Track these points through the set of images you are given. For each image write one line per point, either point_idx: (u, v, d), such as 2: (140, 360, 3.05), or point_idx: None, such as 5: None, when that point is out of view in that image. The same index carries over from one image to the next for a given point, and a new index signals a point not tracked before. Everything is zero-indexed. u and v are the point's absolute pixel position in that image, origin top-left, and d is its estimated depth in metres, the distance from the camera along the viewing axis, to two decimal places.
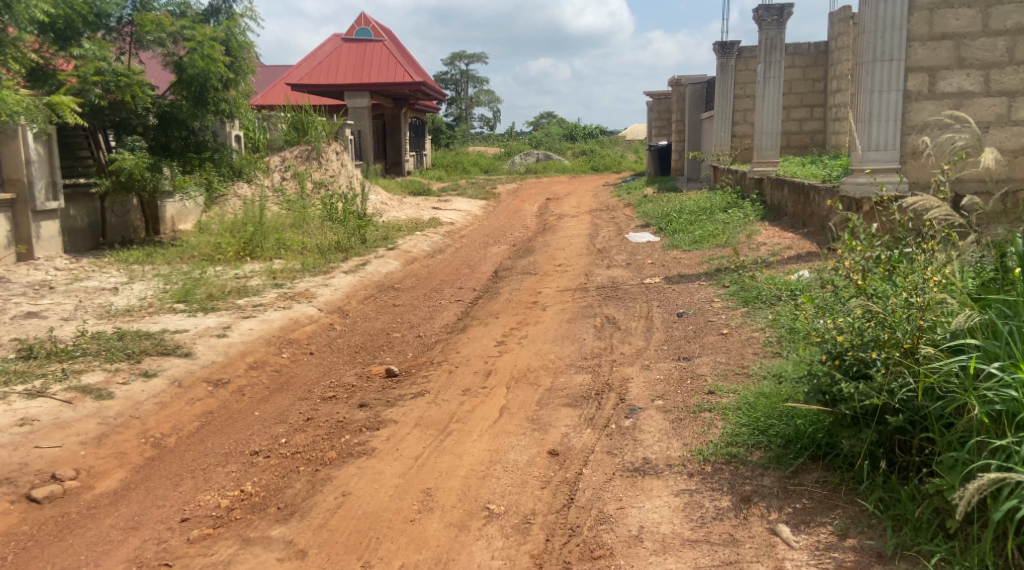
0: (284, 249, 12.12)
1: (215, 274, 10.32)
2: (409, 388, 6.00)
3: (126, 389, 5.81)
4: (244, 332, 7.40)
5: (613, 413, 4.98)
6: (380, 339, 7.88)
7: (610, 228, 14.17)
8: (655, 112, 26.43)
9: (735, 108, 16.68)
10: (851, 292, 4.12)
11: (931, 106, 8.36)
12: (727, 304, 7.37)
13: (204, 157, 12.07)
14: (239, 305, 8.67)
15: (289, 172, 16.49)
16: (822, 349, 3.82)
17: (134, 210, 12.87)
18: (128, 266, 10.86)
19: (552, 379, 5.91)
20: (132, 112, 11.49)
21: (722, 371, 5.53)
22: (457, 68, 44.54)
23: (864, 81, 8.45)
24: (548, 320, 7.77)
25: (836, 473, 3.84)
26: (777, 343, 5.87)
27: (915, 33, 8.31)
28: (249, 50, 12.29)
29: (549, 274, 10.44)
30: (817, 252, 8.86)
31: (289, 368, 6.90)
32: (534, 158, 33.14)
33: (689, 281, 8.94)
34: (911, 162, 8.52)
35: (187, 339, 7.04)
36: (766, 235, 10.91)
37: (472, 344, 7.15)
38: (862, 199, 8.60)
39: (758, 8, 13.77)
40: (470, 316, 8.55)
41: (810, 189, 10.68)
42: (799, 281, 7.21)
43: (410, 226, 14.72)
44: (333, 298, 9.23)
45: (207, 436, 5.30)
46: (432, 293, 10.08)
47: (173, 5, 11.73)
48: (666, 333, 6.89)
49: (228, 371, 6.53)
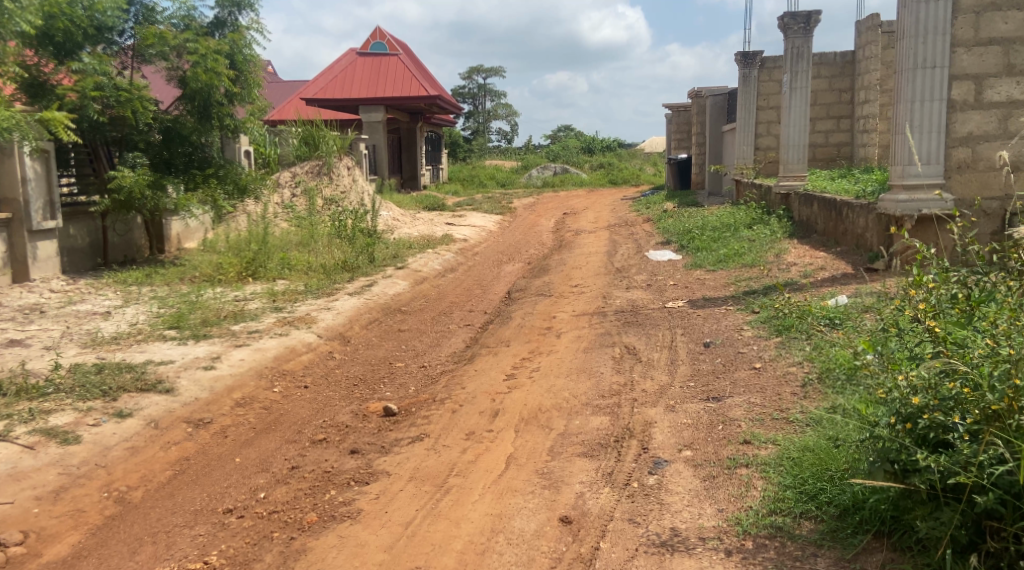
0: (289, 268, 11.61)
1: (213, 296, 9.81)
2: (407, 431, 5.41)
3: (96, 432, 5.30)
4: (234, 364, 6.84)
5: (635, 467, 4.37)
6: (382, 369, 7.31)
7: (629, 245, 13.58)
8: (674, 125, 25.78)
9: (759, 120, 16.01)
10: (924, 338, 3.53)
11: (978, 116, 7.74)
12: (758, 333, 6.74)
13: (208, 174, 11.55)
14: (233, 332, 8.10)
15: (299, 188, 15.99)
16: (889, 411, 3.27)
17: (138, 229, 12.40)
18: (125, 288, 10.37)
19: (566, 421, 5.30)
20: (134, 128, 11.02)
21: (757, 416, 4.91)
22: (475, 81, 44.23)
23: (904, 90, 7.81)
24: (562, 349, 7.18)
25: (907, 557, 3.26)
26: (819, 383, 5.26)
27: (960, 38, 7.67)
28: (255, 63, 11.81)
29: (565, 296, 9.85)
30: (856, 275, 8.23)
31: (280, 404, 6.31)
32: (551, 171, 32.60)
33: (715, 304, 8.32)
34: (956, 176, 7.86)
35: (171, 371, 6.50)
36: (796, 254, 10.26)
37: (479, 377, 6.55)
38: (903, 215, 7.81)
39: (783, 16, 13.15)
40: (480, 344, 7.97)
41: (842, 205, 10.03)
42: (838, 308, 6.57)
43: (422, 243, 14.19)
44: (335, 323, 8.67)
45: (178, 489, 4.74)
46: (440, 317, 9.52)
47: (177, 18, 11.24)
48: (691, 367, 6.27)
49: (212, 410, 5.97)
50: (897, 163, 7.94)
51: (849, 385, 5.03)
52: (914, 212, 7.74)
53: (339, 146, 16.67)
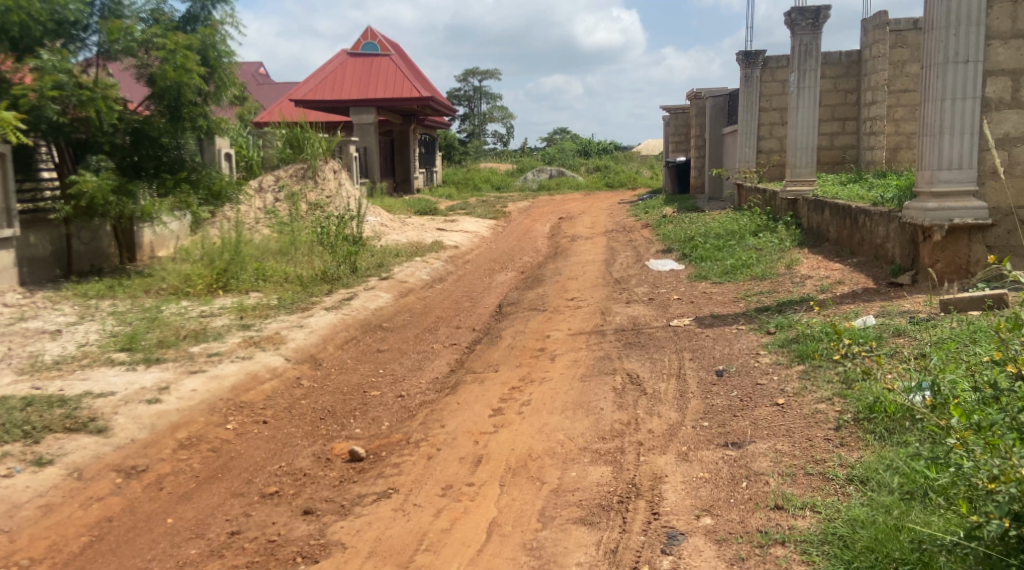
0: (264, 280, 10.75)
1: (176, 311, 8.94)
2: (372, 484, 4.60)
3: (3, 487, 4.49)
4: (183, 396, 5.94)
5: (645, 542, 3.80)
6: (354, 399, 6.48)
7: (629, 254, 12.73)
8: (672, 127, 24.99)
9: (762, 123, 15.21)
10: None
11: (1016, 116, 6.96)
12: (777, 360, 5.95)
13: (180, 178, 10.66)
14: (190, 354, 7.14)
15: (282, 192, 15.11)
16: (999, 511, 2.88)
17: (107, 236, 11.52)
18: (84, 301, 9.53)
19: (560, 473, 4.57)
20: (99, 129, 10.09)
21: (788, 470, 4.24)
22: (470, 84, 43.55)
23: (933, 87, 7.05)
24: (556, 377, 6.37)
25: None
26: (859, 427, 4.52)
27: (996, 30, 6.90)
28: (230, 61, 10.95)
29: (560, 311, 9.05)
30: (881, 290, 7.49)
31: (231, 446, 5.40)
32: (547, 174, 31.80)
33: (726, 323, 7.51)
34: (991, 183, 7.06)
35: (109, 406, 5.60)
36: (808, 265, 9.49)
37: (461, 413, 5.74)
38: (932, 225, 7.03)
39: (790, 10, 12.33)
40: (465, 368, 7.15)
41: (859, 212, 9.25)
42: (865, 331, 5.83)
43: (409, 251, 13.35)
44: (305, 344, 7.83)
45: (91, 564, 4.04)
46: (425, 335, 8.70)
47: (146, 12, 10.33)
48: (704, 402, 5.46)
49: (149, 454, 5.10)
50: (925, 168, 7.16)
51: (905, 436, 4.26)
52: (944, 221, 6.97)
53: (324, 148, 15.81)
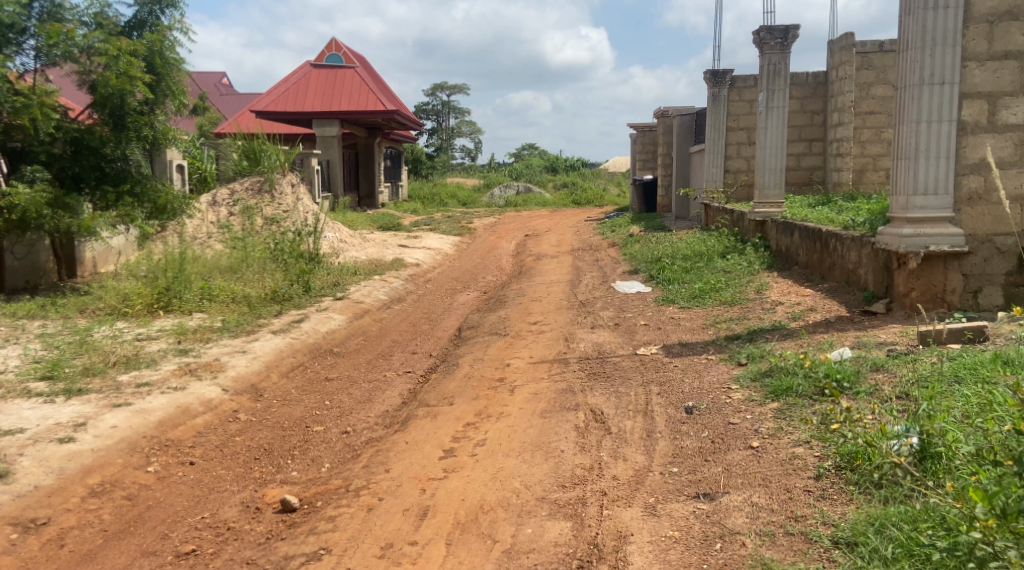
0: (210, 299, 10.12)
1: (109, 334, 8.29)
2: (302, 542, 4.13)
3: None
4: (101, 433, 5.35)
5: None
6: (294, 435, 5.93)
7: (595, 274, 12.29)
8: (639, 145, 24.71)
9: (729, 142, 14.92)
10: None
11: (992, 140, 6.64)
12: (750, 396, 5.53)
13: (123, 191, 10.02)
14: (117, 384, 6.53)
15: (235, 206, 14.48)
16: None
17: (44, 250, 10.81)
18: (13, 321, 8.89)
19: (515, 529, 4.10)
20: (34, 138, 9.35)
21: (765, 529, 3.82)
22: (438, 99, 43.19)
23: (908, 109, 6.72)
24: (514, 412, 5.89)
25: None
26: (841, 478, 4.10)
27: (972, 51, 6.59)
28: (178, 68, 10.32)
29: (523, 336, 8.57)
30: (853, 319, 7.13)
31: (148, 492, 4.86)
32: (514, 190, 31.38)
33: (695, 352, 7.09)
34: (967, 209, 6.72)
35: (13, 446, 5.02)
36: (778, 291, 9.11)
37: (409, 454, 5.23)
38: (907, 252, 6.69)
39: (760, 30, 12.06)
40: (417, 400, 6.64)
41: (829, 236, 8.91)
42: (843, 366, 5.44)
43: (367, 269, 12.79)
44: (246, 371, 7.27)
45: None
46: (378, 361, 8.18)
47: (88, 15, 9.72)
48: (673, 444, 5.02)
49: (53, 504, 4.59)
50: (899, 194, 6.83)
51: (894, 491, 3.85)
52: (920, 249, 6.63)
53: (282, 161, 15.23)
